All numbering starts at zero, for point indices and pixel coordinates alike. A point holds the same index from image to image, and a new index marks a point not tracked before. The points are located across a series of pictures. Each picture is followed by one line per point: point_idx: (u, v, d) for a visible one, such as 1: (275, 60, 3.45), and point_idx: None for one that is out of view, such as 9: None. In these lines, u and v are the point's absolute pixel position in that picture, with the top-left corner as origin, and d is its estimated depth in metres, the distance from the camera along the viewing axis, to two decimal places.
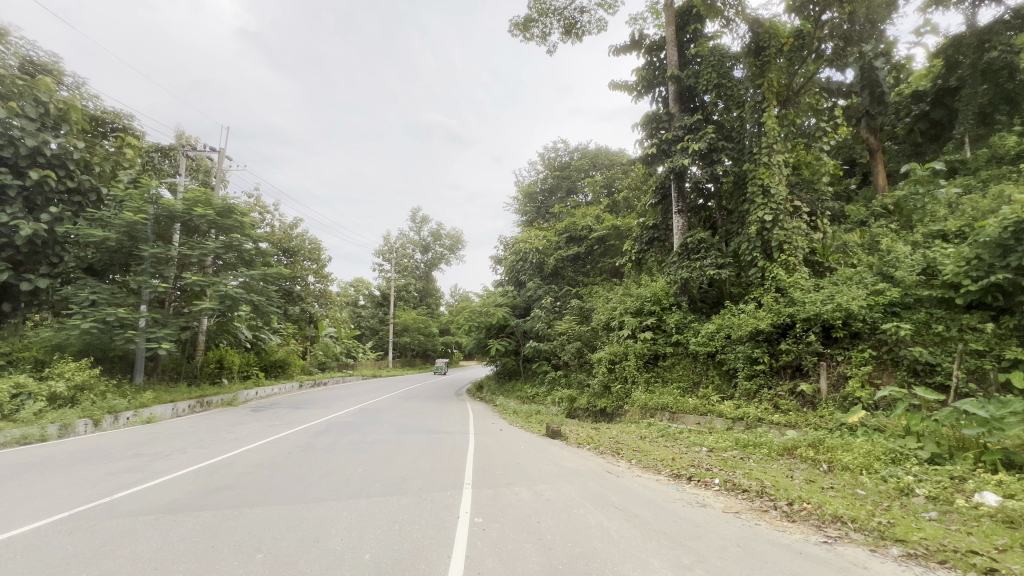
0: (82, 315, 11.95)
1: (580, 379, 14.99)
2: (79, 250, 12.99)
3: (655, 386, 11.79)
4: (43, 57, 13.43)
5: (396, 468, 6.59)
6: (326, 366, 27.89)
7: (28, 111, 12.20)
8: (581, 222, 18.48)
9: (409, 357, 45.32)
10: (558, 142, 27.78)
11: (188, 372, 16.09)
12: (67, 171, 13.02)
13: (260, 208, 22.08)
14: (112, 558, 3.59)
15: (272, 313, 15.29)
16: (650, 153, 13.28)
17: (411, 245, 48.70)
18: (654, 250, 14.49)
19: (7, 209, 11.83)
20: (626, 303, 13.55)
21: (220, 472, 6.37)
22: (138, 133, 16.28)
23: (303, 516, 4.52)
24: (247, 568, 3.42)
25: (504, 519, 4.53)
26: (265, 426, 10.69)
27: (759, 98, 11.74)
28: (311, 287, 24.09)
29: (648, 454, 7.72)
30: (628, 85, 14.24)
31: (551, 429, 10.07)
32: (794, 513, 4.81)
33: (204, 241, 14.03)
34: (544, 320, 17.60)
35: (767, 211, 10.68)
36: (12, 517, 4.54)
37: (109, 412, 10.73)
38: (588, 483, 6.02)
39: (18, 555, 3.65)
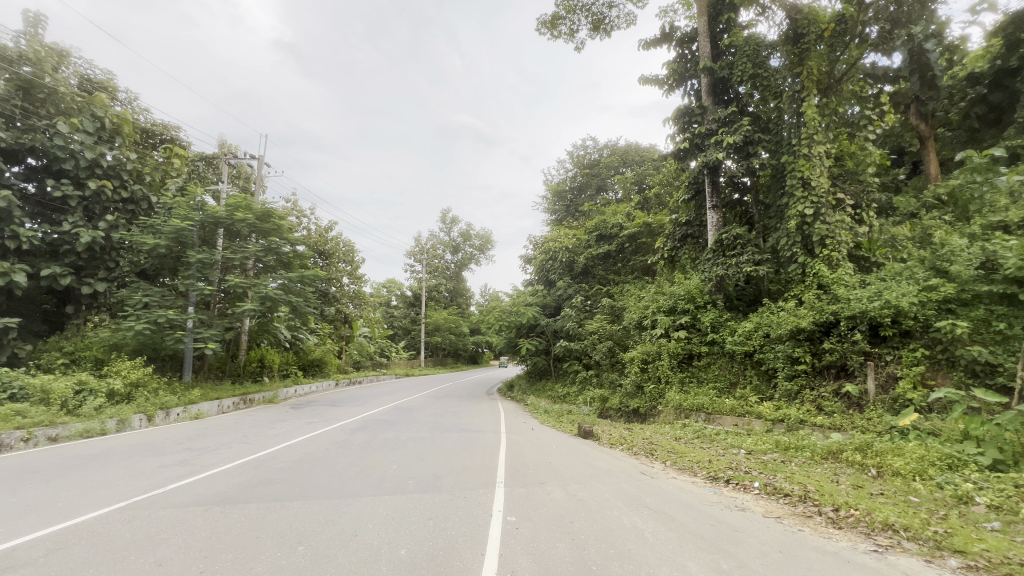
0: (136, 316, 12.69)
1: (612, 379, 14.79)
2: (132, 255, 13.83)
3: (689, 386, 11.52)
4: (99, 75, 14.33)
5: (429, 465, 6.68)
6: (360, 365, 28.67)
7: (87, 125, 13.09)
8: (611, 221, 18.17)
9: (440, 356, 45.85)
10: (587, 140, 27.66)
11: (231, 370, 16.84)
12: (121, 181, 13.86)
13: (297, 212, 22.92)
14: (166, 545, 3.81)
15: (309, 314, 15.80)
16: (682, 148, 12.98)
17: (441, 245, 49.43)
18: (688, 247, 14.23)
19: (69, 218, 12.72)
20: (659, 302, 13.27)
21: (263, 467, 6.65)
22: (184, 143, 17.14)
23: (341, 511, 4.65)
24: (289, 560, 3.54)
25: (537, 518, 4.53)
26: (304, 422, 11.04)
27: (798, 87, 11.21)
28: (346, 288, 24.74)
29: (684, 456, 7.53)
30: (658, 78, 13.96)
31: (583, 429, 10.00)
32: (841, 519, 4.60)
33: (245, 245, 14.61)
34: (575, 319, 17.54)
35: (807, 205, 10.22)
36: (76, 505, 4.89)
37: (161, 408, 11.34)
38: (621, 484, 5.93)
39: (82, 540, 3.93)
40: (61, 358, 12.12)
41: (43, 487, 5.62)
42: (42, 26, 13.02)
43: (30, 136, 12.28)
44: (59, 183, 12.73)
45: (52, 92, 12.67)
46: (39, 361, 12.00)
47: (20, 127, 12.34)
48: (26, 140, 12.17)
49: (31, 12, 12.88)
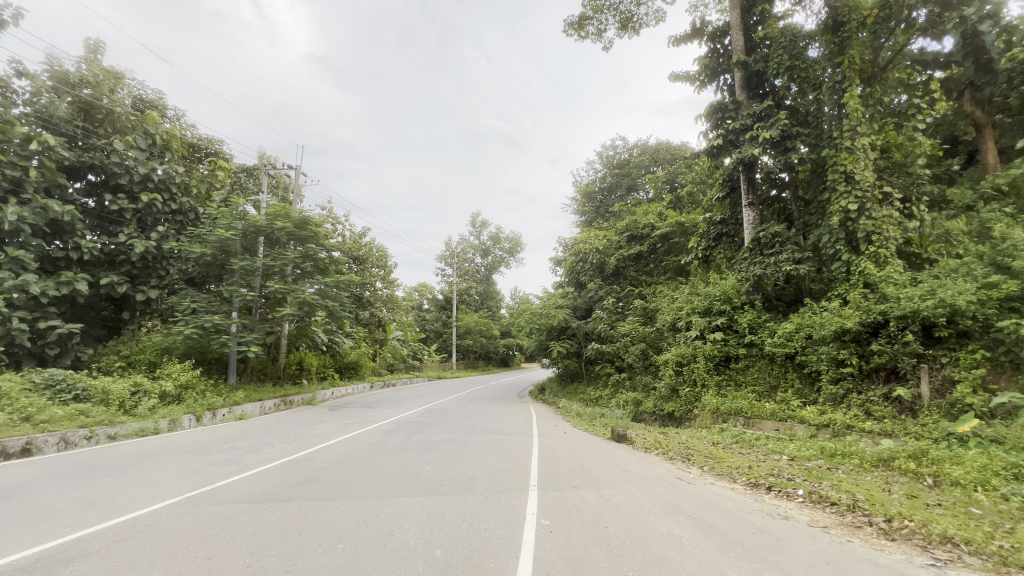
0: (186, 322, 13.40)
1: (645, 382, 14.54)
2: (181, 264, 14.60)
3: (727, 390, 11.18)
4: (150, 95, 15.24)
5: (463, 467, 6.75)
6: (393, 367, 29.24)
7: (140, 142, 13.97)
8: (643, 221, 17.87)
9: (472, 359, 46.22)
10: (616, 139, 27.40)
11: (273, 373, 17.50)
12: (171, 194, 14.65)
13: (333, 220, 23.65)
14: (215, 540, 3.99)
15: (345, 318, 16.24)
16: (715, 145, 12.65)
17: (471, 249, 49.92)
18: (723, 246, 13.83)
19: (125, 230, 13.56)
20: (693, 303, 12.93)
21: (303, 466, 6.88)
22: (227, 156, 17.97)
23: (378, 511, 4.75)
24: (330, 557, 3.64)
25: (571, 522, 4.51)
26: (341, 424, 11.31)
27: (837, 78, 10.76)
28: (379, 293, 25.32)
29: (722, 461, 7.31)
30: (689, 75, 13.67)
31: (616, 432, 9.86)
32: (894, 531, 4.35)
33: (284, 252, 15.17)
34: (607, 321, 17.35)
35: (851, 200, 9.76)
36: (134, 500, 5.20)
37: (208, 409, 11.92)
38: (656, 489, 5.82)
39: (139, 533, 4.17)
40: (119, 361, 12.92)
41: (104, 482, 5.99)
42: (101, 51, 13.97)
43: (91, 155, 13.30)
44: (116, 198, 13.59)
45: (109, 113, 13.65)
46: (99, 364, 12.81)
47: (82, 146, 13.38)
48: (87, 158, 13.17)
49: (91, 39, 13.85)
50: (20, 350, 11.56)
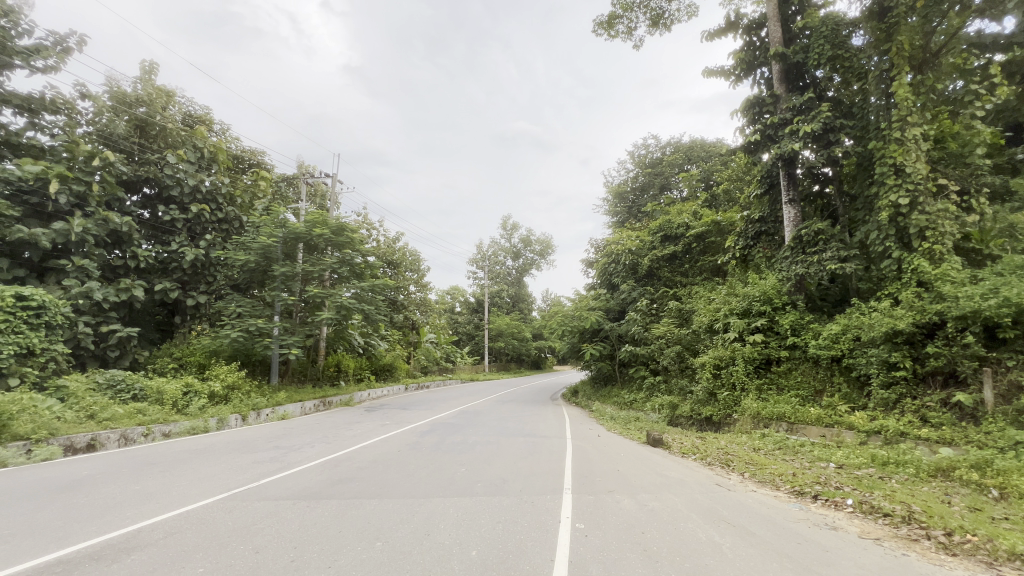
0: (232, 325, 14.06)
1: (681, 386, 14.18)
2: (227, 270, 15.32)
3: (768, 394, 10.78)
4: (199, 110, 16.11)
5: (497, 469, 6.78)
6: (426, 369, 29.76)
7: (190, 156, 14.80)
8: (677, 220, 17.50)
9: (503, 361, 46.39)
10: (648, 138, 26.97)
11: (312, 374, 18.10)
12: (217, 204, 15.41)
13: (368, 226, 24.32)
14: (261, 534, 4.17)
15: (380, 321, 16.62)
16: (752, 141, 12.26)
17: (502, 252, 50.20)
18: (762, 245, 13.37)
19: (176, 239, 14.37)
20: (731, 303, 12.55)
21: (342, 465, 7.09)
22: (268, 167, 18.76)
23: (414, 511, 4.83)
24: (369, 554, 3.73)
25: (607, 526, 4.45)
26: (377, 425, 11.55)
27: (885, 65, 10.18)
28: (413, 296, 25.80)
29: (764, 468, 7.05)
30: (724, 69, 13.29)
31: (651, 437, 9.67)
32: (955, 545, 4.08)
33: (323, 258, 15.70)
34: (641, 323, 17.07)
35: (901, 194, 9.25)
36: (187, 494, 5.50)
37: (253, 409, 12.47)
38: (695, 495, 5.68)
39: (192, 526, 4.40)
40: (172, 363, 13.68)
41: (160, 477, 6.36)
42: (155, 72, 14.89)
43: (147, 169, 14.20)
44: (168, 209, 14.42)
45: (162, 129, 14.55)
46: (154, 365, 13.60)
47: (138, 161, 14.30)
48: (143, 172, 14.06)
49: (146, 61, 14.78)
50: (85, 352, 12.40)
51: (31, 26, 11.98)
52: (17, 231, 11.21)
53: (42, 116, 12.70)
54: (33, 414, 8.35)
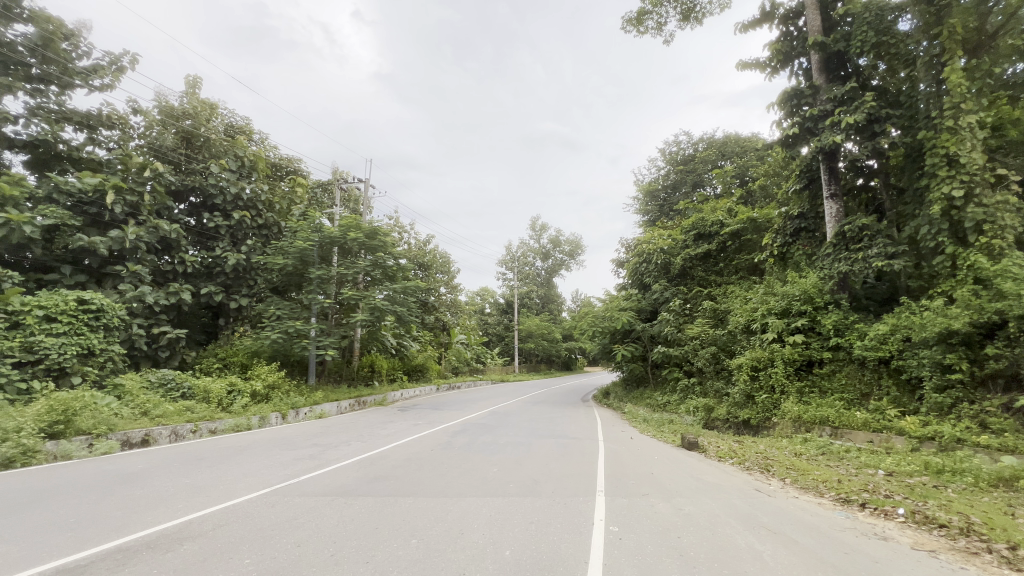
0: (272, 327, 14.60)
1: (717, 388, 13.81)
2: (267, 274, 15.93)
3: (810, 397, 10.36)
4: (240, 121, 16.83)
5: (528, 470, 6.79)
6: (457, 370, 30.08)
7: (232, 165, 15.49)
8: (711, 218, 17.08)
9: (534, 362, 46.35)
10: (680, 134, 26.42)
11: (347, 375, 18.59)
12: (257, 211, 16.04)
13: (399, 228, 24.80)
14: (303, 528, 4.33)
15: (412, 322, 16.91)
16: (790, 134, 11.83)
17: (531, 253, 50.20)
18: (802, 242, 12.88)
19: (220, 245, 15.06)
20: (770, 303, 12.14)
21: (377, 463, 7.26)
22: (305, 173, 19.40)
23: (448, 510, 4.91)
24: (405, 551, 3.81)
25: (641, 530, 4.39)
26: (410, 424, 11.76)
27: (935, 51, 9.53)
28: (443, 298, 26.14)
29: (807, 474, 6.77)
30: (759, 61, 12.87)
31: (687, 440, 9.46)
32: (1020, 561, 3.81)
33: (357, 261, 16.12)
34: (674, 323, 16.71)
35: (955, 185, 8.73)
36: (233, 488, 5.76)
37: (292, 407, 12.93)
38: (732, 500, 5.52)
39: (238, 519, 4.60)
40: (217, 363, 14.35)
41: (207, 471, 6.69)
42: (198, 86, 15.65)
43: (193, 178, 14.94)
44: (213, 216, 15.12)
45: (206, 140, 15.30)
46: (201, 365, 14.30)
47: (185, 171, 15.08)
48: (190, 181, 14.79)
49: (190, 75, 15.56)
50: (139, 353, 13.13)
51: (89, 48, 12.85)
52: (77, 240, 11.99)
53: (99, 131, 13.57)
54: (94, 410, 8.92)
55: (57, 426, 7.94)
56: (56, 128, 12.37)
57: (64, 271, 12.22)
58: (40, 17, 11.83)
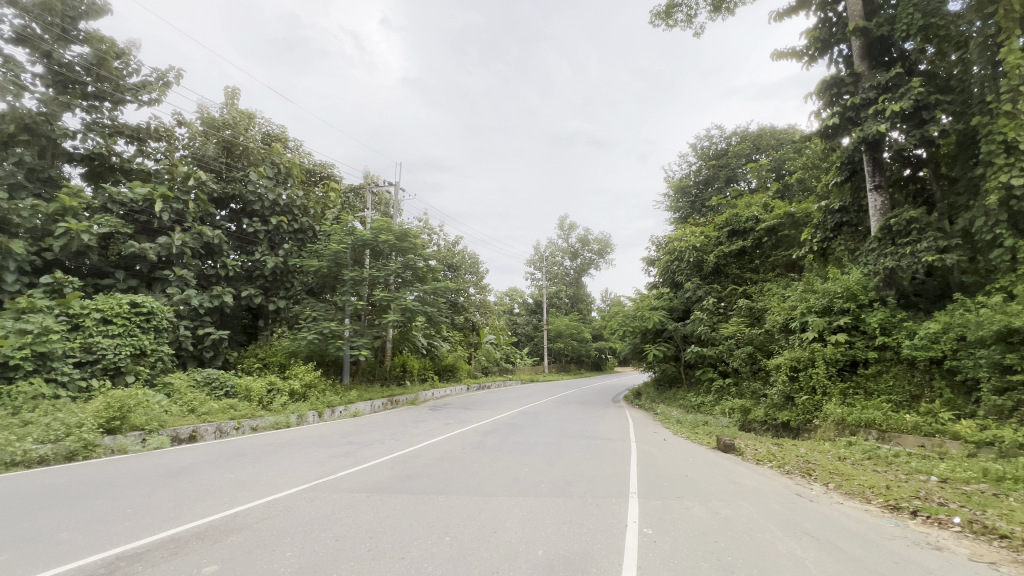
0: (308, 328, 15.07)
1: (754, 389, 13.40)
2: (303, 277, 16.46)
3: (854, 398, 9.92)
4: (276, 129, 17.45)
5: (560, 470, 6.76)
6: (487, 370, 30.30)
7: (270, 172, 16.07)
8: (745, 213, 16.57)
9: (563, 362, 46.13)
10: (711, 129, 25.76)
11: (380, 374, 19.01)
12: (293, 216, 16.58)
13: (429, 230, 25.17)
14: (341, 523, 4.46)
15: (442, 323, 17.13)
16: (830, 125, 11.33)
17: (560, 253, 49.96)
18: (844, 237, 12.35)
19: (259, 249, 15.66)
20: (810, 301, 11.68)
21: (411, 461, 7.39)
22: (337, 178, 19.93)
23: (480, 508, 4.95)
24: (439, 548, 3.87)
25: (676, 533, 4.31)
26: (441, 423, 11.91)
27: (991, 31, 8.91)
28: (473, 298, 26.37)
29: (852, 479, 6.48)
30: (796, 50, 12.41)
31: (723, 442, 9.21)
32: None
33: (388, 263, 16.45)
34: (707, 322, 16.31)
35: (1014, 173, 8.17)
36: (275, 484, 5.99)
37: (328, 406, 13.33)
38: (772, 505, 5.34)
39: (279, 513, 4.78)
40: (257, 363, 14.93)
41: (250, 467, 6.98)
42: (237, 97, 16.33)
43: (233, 186, 15.60)
44: (252, 221, 15.72)
45: (245, 148, 15.97)
46: (243, 365, 14.90)
47: (226, 179, 15.76)
48: (231, 189, 15.46)
49: (230, 87, 16.24)
50: (186, 353, 13.79)
51: (138, 65, 13.59)
52: (130, 246, 12.78)
53: (148, 144, 14.34)
54: (147, 407, 9.44)
55: (114, 422, 8.44)
56: (109, 142, 13.19)
57: (118, 276, 12.95)
58: (94, 38, 12.61)
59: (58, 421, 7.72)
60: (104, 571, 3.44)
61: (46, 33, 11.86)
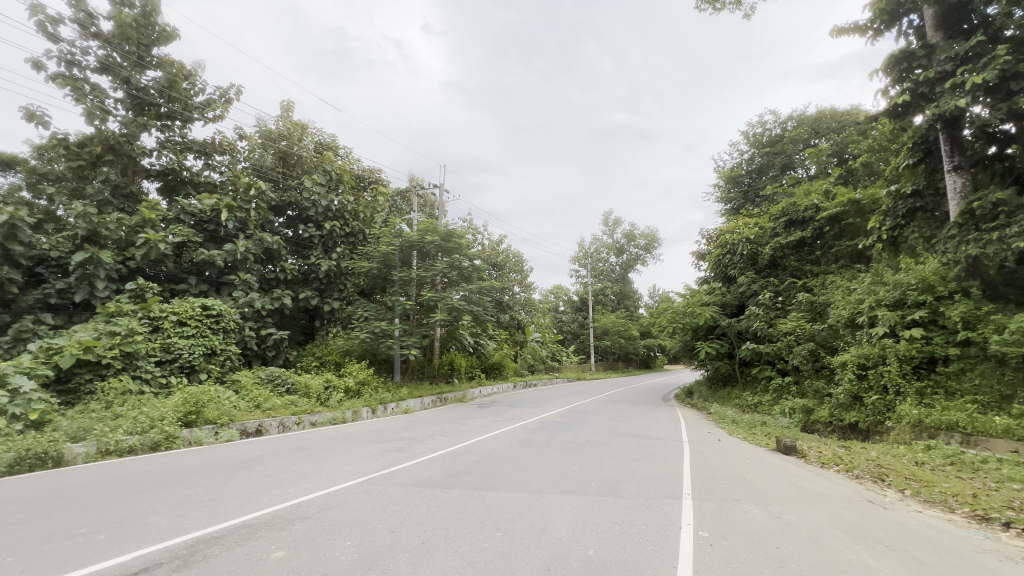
0: (361, 328, 15.68)
1: (817, 388, 12.64)
2: (354, 279, 17.13)
3: (932, 399, 9.14)
4: (328, 139, 18.26)
5: (609, 470, 6.66)
6: (534, 368, 30.25)
7: (323, 179, 16.85)
8: (804, 202, 15.62)
9: (610, 360, 45.36)
10: (765, 114, 24.44)
11: (429, 372, 19.49)
12: (345, 221, 17.29)
13: (473, 230, 25.49)
14: (396, 515, 4.62)
15: (488, 321, 17.34)
16: (899, 103, 10.47)
17: (605, 249, 49.12)
18: (918, 224, 11.39)
19: (314, 253, 16.44)
20: (879, 293, 10.87)
21: (461, 458, 7.53)
22: (385, 182, 20.59)
23: (530, 506, 4.97)
24: (490, 543, 3.93)
25: (734, 537, 4.15)
26: (489, 421, 12.03)
27: None
28: (517, 297, 26.46)
29: (932, 486, 5.97)
30: (858, 25, 11.56)
31: (783, 444, 8.75)
32: None
33: (434, 263, 16.82)
34: (764, 318, 15.54)
35: None
36: (334, 476, 6.30)
37: (381, 403, 13.85)
38: (839, 511, 5.02)
39: (339, 505, 5.02)
40: (315, 362, 15.71)
41: (311, 460, 7.38)
42: (291, 109, 17.23)
43: (290, 194, 16.48)
44: (307, 227, 16.53)
45: (299, 158, 16.84)
46: (302, 363, 15.72)
47: (283, 188, 16.66)
48: (288, 197, 16.35)
49: (285, 100, 17.17)
50: (251, 352, 14.71)
51: (203, 84, 14.62)
52: (201, 253, 13.83)
53: (214, 157, 15.41)
54: (218, 403, 10.16)
55: (190, 416, 9.16)
56: (180, 157, 14.30)
57: (190, 282, 14.01)
58: (166, 62, 13.69)
59: (143, 415, 8.47)
60: (185, 553, 3.74)
61: (125, 61, 13.01)
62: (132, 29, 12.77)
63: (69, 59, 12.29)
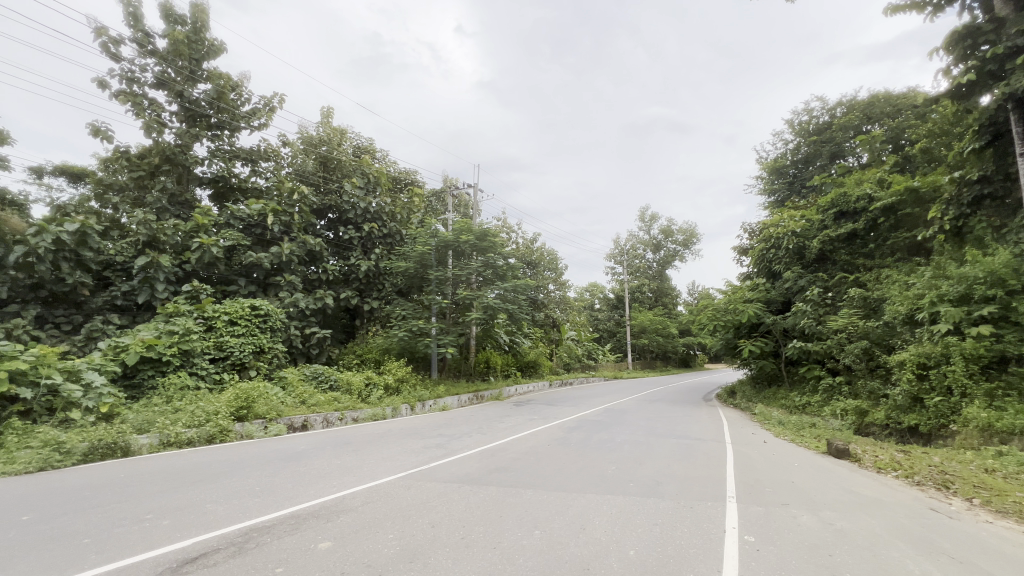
0: (399, 326, 16.05)
1: (872, 389, 11.98)
2: (392, 279, 17.54)
3: (1003, 400, 8.47)
4: (365, 142, 18.77)
5: (649, 471, 6.53)
6: (570, 367, 30.03)
7: (361, 181, 17.34)
8: (855, 192, 14.78)
9: (647, 359, 44.48)
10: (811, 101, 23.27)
11: (465, 370, 19.72)
12: (382, 222, 17.72)
13: (507, 229, 25.58)
14: (435, 510, 4.70)
15: (523, 319, 17.39)
16: (963, 82, 9.72)
17: (641, 245, 48.13)
18: (985, 212, 10.57)
19: (354, 254, 16.93)
20: (942, 287, 10.15)
21: (498, 455, 7.58)
22: (420, 183, 20.96)
23: (568, 504, 4.95)
24: (529, 540, 3.94)
25: (783, 543, 3.97)
26: (526, 419, 12.03)
27: None
28: (552, 295, 26.35)
29: (1005, 495, 5.52)
30: (915, 1, 10.82)
31: (835, 446, 8.32)
32: None
33: (469, 262, 16.99)
34: (813, 315, 14.83)
35: None
36: (375, 471, 6.47)
37: (419, 400, 14.17)
38: (898, 519, 4.72)
39: (381, 498, 5.15)
40: (356, 359, 16.21)
41: (353, 455, 7.62)
42: (331, 115, 17.81)
43: (331, 197, 17.06)
44: (347, 229, 17.05)
45: (339, 162, 17.38)
46: (343, 361, 16.25)
47: (324, 191, 17.24)
48: (329, 200, 16.92)
49: (324, 106, 17.76)
50: (297, 350, 15.31)
51: (249, 95, 15.32)
52: (249, 256, 14.52)
53: (259, 164, 16.12)
54: (266, 398, 10.63)
55: (242, 411, 9.64)
56: (229, 165, 15.05)
57: (240, 283, 14.73)
58: (214, 75, 14.43)
59: (200, 409, 8.98)
60: (240, 540, 3.95)
61: (178, 76, 13.81)
62: (184, 45, 13.55)
63: (130, 76, 13.17)
